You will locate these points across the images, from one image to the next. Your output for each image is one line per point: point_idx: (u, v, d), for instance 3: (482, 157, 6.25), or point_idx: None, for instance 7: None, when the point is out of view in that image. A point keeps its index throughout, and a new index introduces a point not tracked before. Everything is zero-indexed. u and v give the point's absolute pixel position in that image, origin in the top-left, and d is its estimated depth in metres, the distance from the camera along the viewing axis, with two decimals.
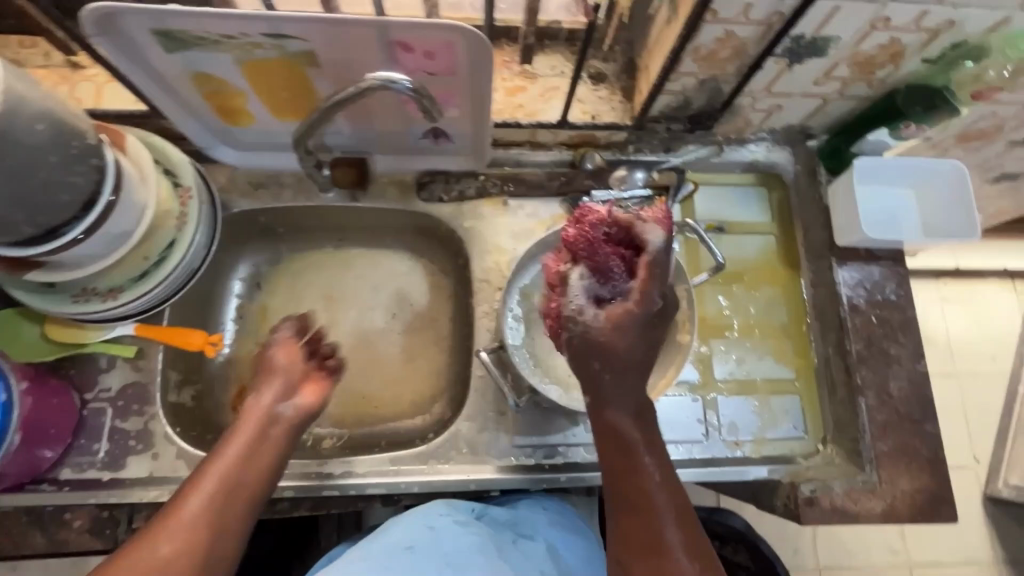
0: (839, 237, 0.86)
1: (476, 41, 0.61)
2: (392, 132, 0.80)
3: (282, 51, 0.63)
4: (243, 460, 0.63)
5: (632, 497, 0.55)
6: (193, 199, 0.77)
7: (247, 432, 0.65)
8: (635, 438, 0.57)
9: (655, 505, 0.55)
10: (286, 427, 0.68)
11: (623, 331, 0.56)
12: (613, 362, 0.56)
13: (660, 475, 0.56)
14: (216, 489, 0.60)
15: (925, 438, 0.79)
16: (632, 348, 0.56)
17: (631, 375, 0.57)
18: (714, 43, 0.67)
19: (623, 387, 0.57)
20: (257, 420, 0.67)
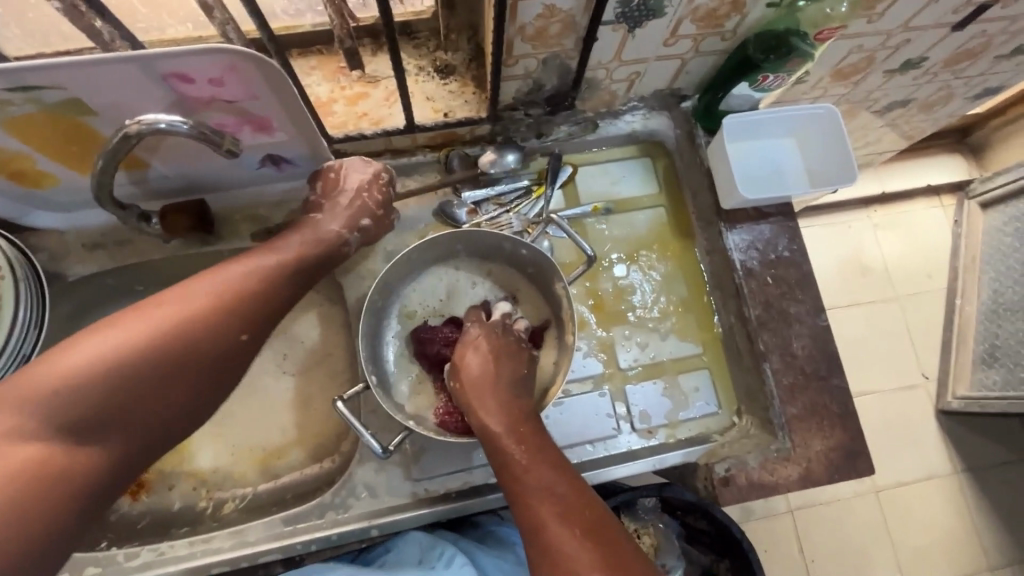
0: (724, 201, 0.81)
1: (260, 59, 0.53)
2: (224, 168, 0.72)
3: (41, 104, 0.54)
4: (299, 267, 0.66)
5: (515, 489, 0.58)
6: (7, 279, 0.67)
7: (311, 238, 0.68)
8: (506, 435, 0.61)
9: (540, 480, 0.58)
10: (337, 253, 0.70)
11: (474, 356, 0.67)
12: (472, 382, 0.65)
13: (541, 460, 0.60)
14: (260, 288, 0.62)
15: (834, 394, 0.77)
16: (494, 365, 0.66)
17: (490, 387, 0.64)
18: (538, 20, 0.61)
19: (485, 397, 0.64)
20: (328, 234, 0.69)
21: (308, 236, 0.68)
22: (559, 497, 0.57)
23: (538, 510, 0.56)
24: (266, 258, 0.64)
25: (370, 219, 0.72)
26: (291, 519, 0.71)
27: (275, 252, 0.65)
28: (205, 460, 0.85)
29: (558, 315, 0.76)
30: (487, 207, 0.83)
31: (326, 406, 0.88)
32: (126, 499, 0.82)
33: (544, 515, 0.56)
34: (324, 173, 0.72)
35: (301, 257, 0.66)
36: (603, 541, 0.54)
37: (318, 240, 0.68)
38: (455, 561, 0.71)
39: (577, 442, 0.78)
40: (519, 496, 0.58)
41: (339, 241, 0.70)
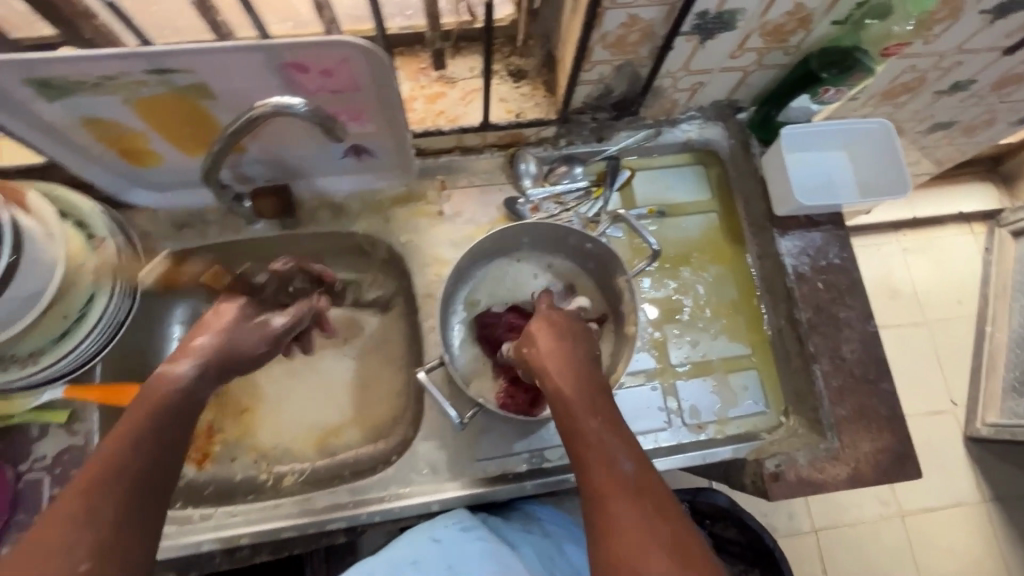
0: (776, 207, 0.84)
1: (373, 53, 0.58)
2: (312, 154, 0.77)
3: (171, 86, 0.60)
4: (133, 446, 0.51)
5: (578, 451, 0.57)
6: (110, 248, 0.74)
7: (145, 413, 0.55)
8: (574, 398, 0.60)
9: (605, 454, 0.55)
10: (184, 400, 0.58)
11: (546, 334, 0.68)
12: (542, 348, 0.66)
13: (607, 431, 0.57)
14: (82, 504, 0.46)
15: (883, 398, 0.79)
16: (566, 340, 0.67)
17: (563, 357, 0.64)
18: (620, 28, 0.66)
19: (552, 364, 0.63)
20: (166, 395, 0.57)
21: (142, 417, 0.54)
22: (623, 472, 0.54)
23: (601, 477, 0.54)
24: (87, 464, 0.49)
25: (207, 338, 0.64)
26: (356, 490, 0.75)
27: (99, 452, 0.50)
28: (266, 436, 0.89)
29: (615, 310, 0.80)
30: (548, 205, 0.87)
31: (382, 390, 0.91)
32: (193, 467, 0.85)
33: (605, 484, 0.53)
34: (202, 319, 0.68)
35: (136, 437, 0.52)
36: (665, 526, 0.50)
37: (165, 399, 0.57)
38: (472, 530, 0.71)
39: (629, 432, 0.80)
40: (581, 461, 0.56)
41: (182, 398, 0.58)
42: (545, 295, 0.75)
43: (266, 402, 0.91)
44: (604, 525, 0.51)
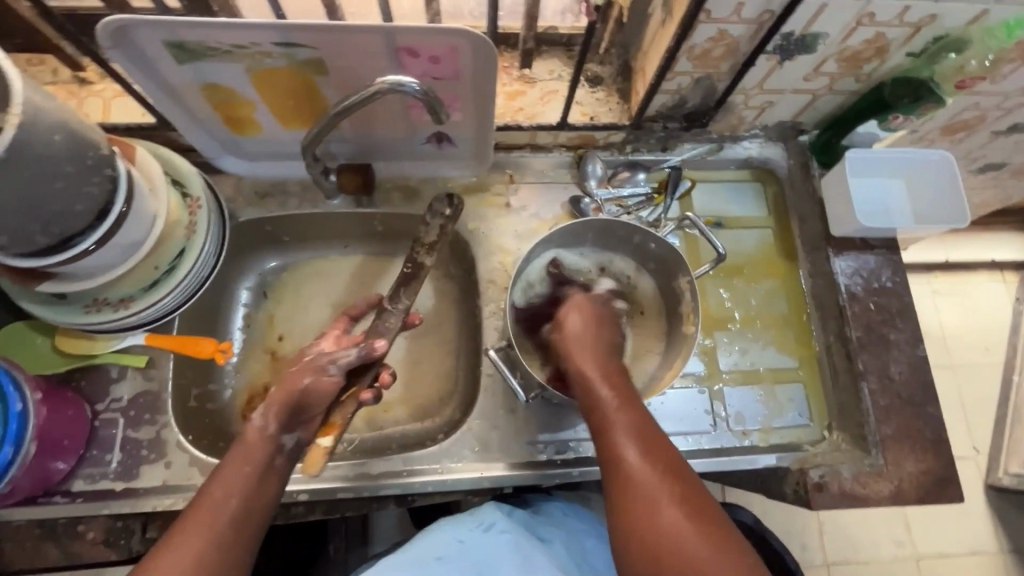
0: (834, 228, 0.88)
1: (483, 45, 0.63)
2: (398, 137, 0.81)
3: (292, 59, 0.64)
4: (210, 522, 0.54)
5: (600, 424, 0.61)
6: (202, 207, 0.77)
7: (246, 459, 0.59)
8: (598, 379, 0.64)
9: (625, 433, 0.59)
10: (260, 470, 0.59)
11: (577, 322, 0.71)
12: (570, 334, 0.69)
13: (626, 404, 0.61)
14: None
15: (928, 420, 0.81)
16: (595, 327, 0.71)
17: (588, 343, 0.68)
18: (708, 42, 0.70)
19: (580, 350, 0.67)
20: (260, 447, 0.61)
21: (239, 461, 0.59)
22: (642, 442, 0.58)
23: (621, 446, 0.58)
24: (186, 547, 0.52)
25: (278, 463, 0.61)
26: (410, 460, 0.78)
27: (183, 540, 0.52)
28: None
29: (671, 311, 0.83)
30: (610, 207, 0.89)
31: (432, 371, 0.93)
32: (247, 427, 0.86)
33: (623, 451, 0.57)
34: (246, 442, 0.61)
35: (213, 515, 0.55)
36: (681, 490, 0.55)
37: (243, 472, 0.58)
38: (495, 528, 0.75)
39: (676, 432, 0.81)
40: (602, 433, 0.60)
41: (276, 447, 0.61)
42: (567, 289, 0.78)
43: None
44: (625, 490, 0.55)
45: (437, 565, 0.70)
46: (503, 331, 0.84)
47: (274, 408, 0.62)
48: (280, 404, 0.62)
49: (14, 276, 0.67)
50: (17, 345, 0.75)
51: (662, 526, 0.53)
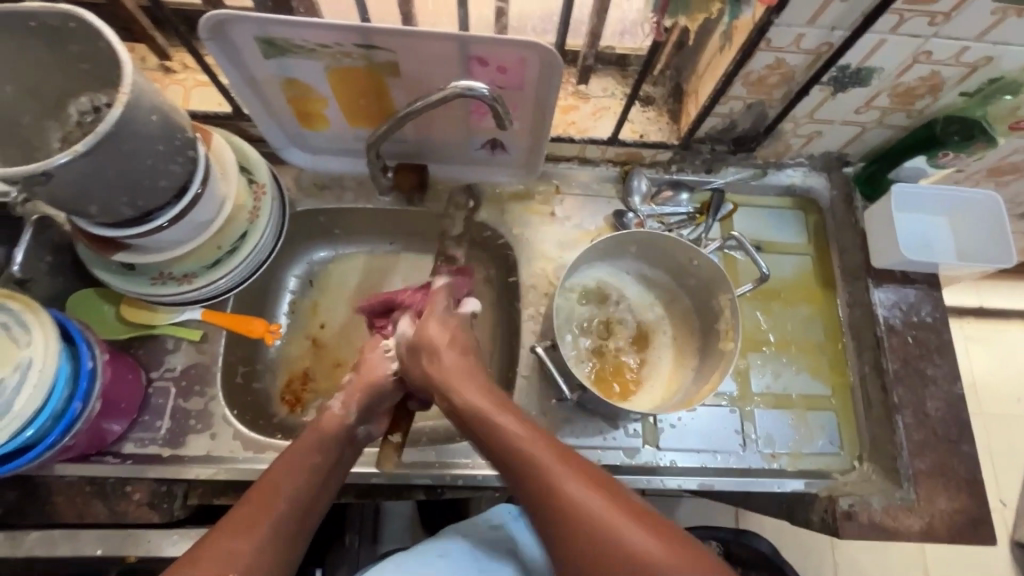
0: (876, 259, 0.88)
1: (549, 57, 0.67)
2: (455, 141, 0.85)
3: (369, 61, 0.69)
4: (268, 514, 0.58)
5: (497, 449, 0.61)
6: (266, 195, 0.80)
7: (313, 452, 0.65)
8: (482, 404, 0.65)
9: (527, 447, 0.59)
10: (332, 459, 0.66)
11: (443, 345, 0.71)
12: (447, 366, 0.69)
13: (525, 434, 0.61)
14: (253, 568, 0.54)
15: (964, 459, 0.80)
16: (450, 345, 0.71)
17: (462, 372, 0.69)
18: (765, 69, 0.73)
19: (460, 381, 0.68)
20: (336, 438, 0.67)
21: (310, 449, 0.65)
22: (547, 460, 0.58)
23: (531, 469, 0.58)
24: (244, 537, 0.55)
25: (348, 451, 0.69)
26: (443, 453, 0.80)
27: (241, 531, 0.56)
28: None
29: (707, 328, 0.85)
30: (651, 223, 0.91)
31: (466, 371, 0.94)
32: (285, 408, 0.89)
33: (536, 463, 0.58)
34: (316, 428, 0.68)
35: (278, 504, 0.59)
36: (601, 498, 0.56)
37: (313, 462, 0.64)
38: (498, 529, 0.75)
39: (707, 449, 0.82)
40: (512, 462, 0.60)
41: (348, 438, 0.69)
42: (439, 288, 0.77)
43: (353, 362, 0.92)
44: (550, 516, 0.56)
45: (443, 563, 0.68)
46: (541, 335, 0.85)
47: (349, 396, 0.71)
48: (361, 392, 0.72)
49: (93, 244, 0.71)
50: (84, 311, 0.79)
51: (597, 540, 0.53)
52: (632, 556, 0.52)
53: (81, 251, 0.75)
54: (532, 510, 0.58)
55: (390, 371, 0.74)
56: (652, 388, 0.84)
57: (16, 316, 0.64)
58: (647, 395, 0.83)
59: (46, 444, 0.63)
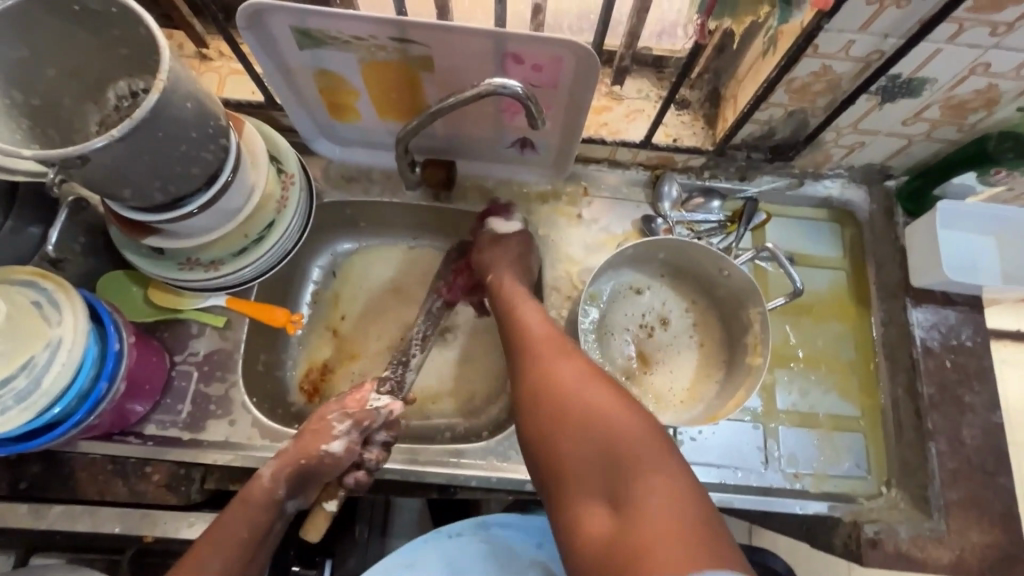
0: (915, 278, 0.85)
1: (586, 56, 0.65)
2: (484, 138, 0.84)
3: (403, 54, 0.68)
4: None
5: (505, 321, 0.76)
6: (294, 184, 0.80)
7: (240, 521, 0.67)
8: (512, 292, 0.79)
9: (521, 318, 0.74)
10: (256, 530, 0.68)
11: (505, 245, 0.84)
12: (498, 257, 0.83)
13: (527, 312, 0.75)
14: None
15: (999, 491, 0.78)
16: (516, 255, 0.83)
17: (505, 262, 0.82)
18: (810, 76, 0.71)
19: (499, 269, 0.82)
20: (264, 508, 0.69)
21: (237, 527, 0.66)
22: (532, 322, 0.73)
23: (516, 327, 0.74)
24: None
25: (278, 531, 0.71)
26: (458, 452, 0.79)
27: None
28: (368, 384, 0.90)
29: (734, 340, 0.83)
30: (680, 230, 0.88)
31: (485, 370, 0.93)
32: (303, 398, 0.90)
33: (527, 328, 0.72)
34: (243, 498, 0.68)
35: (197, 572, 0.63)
36: (557, 347, 0.68)
37: (234, 534, 0.66)
38: (478, 534, 0.76)
39: (729, 464, 0.79)
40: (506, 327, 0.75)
41: (277, 512, 0.70)
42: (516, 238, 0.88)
43: (370, 355, 0.92)
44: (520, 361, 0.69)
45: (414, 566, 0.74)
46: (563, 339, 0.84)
47: (281, 465, 0.71)
48: (290, 471, 0.70)
49: (124, 227, 0.72)
50: (114, 291, 0.80)
51: (546, 371, 0.65)
52: (569, 382, 0.63)
53: (114, 233, 0.76)
54: (511, 364, 0.71)
55: (325, 449, 0.72)
56: (673, 399, 0.82)
57: (50, 296, 0.65)
58: (669, 405, 0.82)
59: (73, 422, 0.65)
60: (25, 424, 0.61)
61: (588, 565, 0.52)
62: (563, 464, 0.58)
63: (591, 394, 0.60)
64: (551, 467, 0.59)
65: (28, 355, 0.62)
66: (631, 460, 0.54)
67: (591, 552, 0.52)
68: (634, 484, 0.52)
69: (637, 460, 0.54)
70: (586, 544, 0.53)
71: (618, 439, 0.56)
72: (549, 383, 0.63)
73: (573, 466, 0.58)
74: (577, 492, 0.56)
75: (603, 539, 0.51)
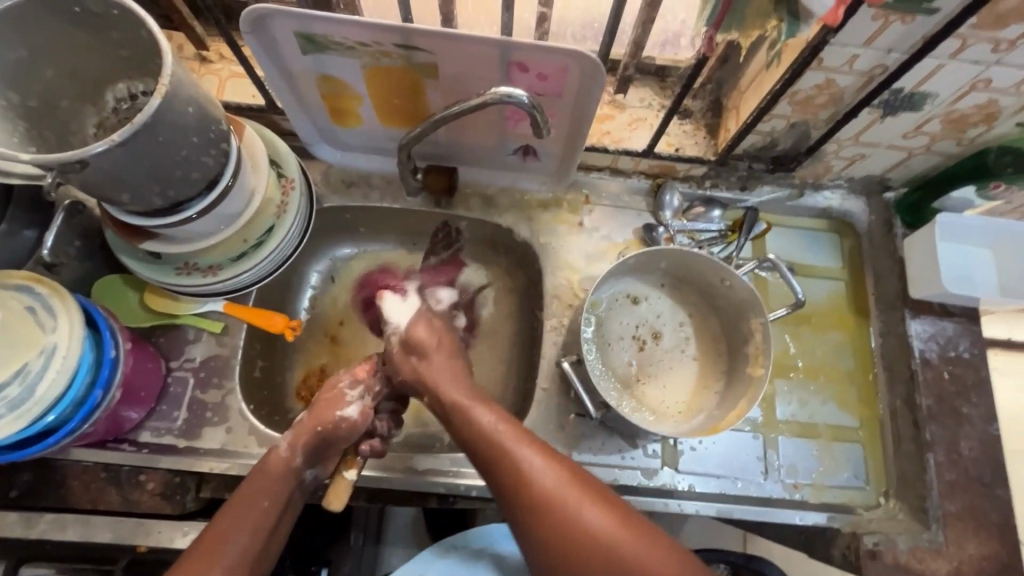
0: (914, 289, 0.85)
1: (592, 65, 0.65)
2: (486, 145, 0.84)
3: (407, 61, 0.67)
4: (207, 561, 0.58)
5: (474, 436, 0.65)
6: (294, 189, 0.79)
7: (261, 490, 0.64)
8: (474, 404, 0.68)
9: (502, 442, 0.63)
10: (278, 495, 0.65)
11: (432, 334, 0.76)
12: (429, 363, 0.73)
13: (506, 430, 0.64)
14: None
15: (995, 503, 0.79)
16: (437, 335, 0.76)
17: (439, 369, 0.72)
18: (813, 89, 0.71)
19: (438, 379, 0.71)
20: (283, 478, 0.66)
21: (260, 494, 0.64)
22: (517, 448, 0.62)
23: (499, 455, 0.62)
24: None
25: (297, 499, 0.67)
26: (457, 461, 0.79)
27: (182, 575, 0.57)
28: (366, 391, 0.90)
29: (735, 349, 0.83)
30: (681, 238, 0.88)
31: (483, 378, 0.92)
32: (300, 404, 0.89)
33: (517, 457, 0.62)
34: (262, 468, 0.66)
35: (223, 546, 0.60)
36: (570, 486, 0.60)
37: (257, 497, 0.63)
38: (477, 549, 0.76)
39: (727, 474, 0.79)
40: (487, 448, 0.64)
41: (297, 480, 0.67)
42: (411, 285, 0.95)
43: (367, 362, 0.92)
44: (527, 508, 0.60)
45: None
46: (563, 348, 0.84)
47: (297, 433, 0.68)
48: (308, 440, 0.67)
49: (121, 231, 0.71)
50: (109, 295, 0.79)
51: (570, 525, 0.58)
52: (602, 537, 0.57)
53: (109, 237, 0.75)
54: (504, 499, 0.62)
55: (343, 412, 0.70)
56: (673, 410, 0.82)
57: (45, 301, 0.63)
58: (669, 414, 0.81)
59: (67, 430, 0.63)
60: (18, 432, 0.59)
61: None
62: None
63: (626, 546, 0.57)
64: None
65: (22, 361, 0.61)
66: None
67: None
68: None
69: None
70: None
71: None
72: (578, 540, 0.57)
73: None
74: None
75: None
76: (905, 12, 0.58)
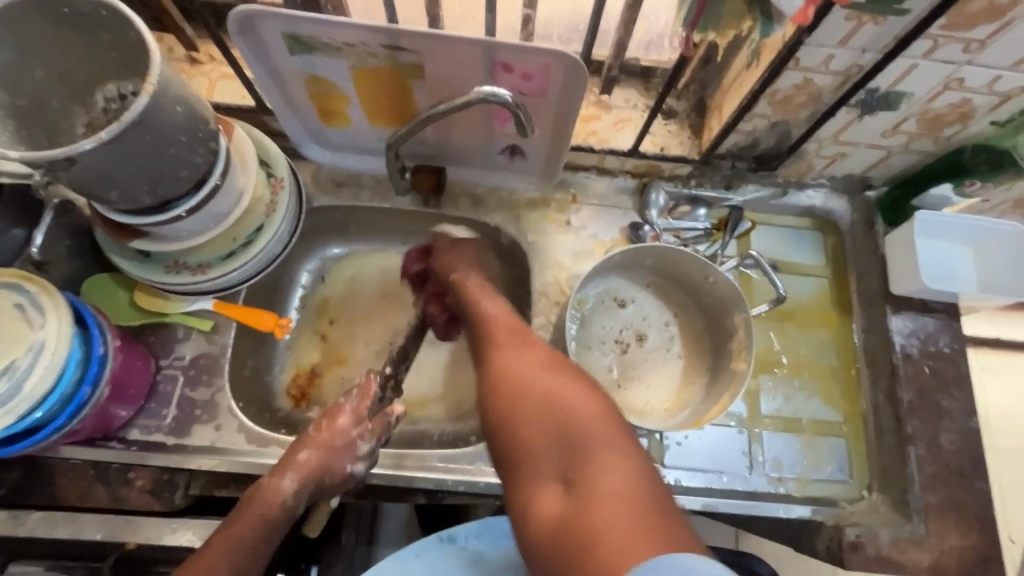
0: (894, 285, 0.87)
1: (575, 66, 0.66)
2: (474, 145, 0.85)
3: (394, 62, 0.69)
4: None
5: (461, 302, 0.75)
6: (284, 188, 0.79)
7: (255, 523, 0.65)
8: (470, 279, 0.76)
9: (479, 302, 0.72)
10: (268, 533, 0.66)
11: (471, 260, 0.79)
12: (460, 259, 0.79)
13: (487, 297, 0.73)
14: None
15: (976, 495, 0.80)
16: (476, 260, 0.79)
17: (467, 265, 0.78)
18: (792, 88, 0.72)
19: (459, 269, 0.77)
20: (279, 517, 0.67)
21: (256, 536, 0.64)
22: (491, 309, 0.70)
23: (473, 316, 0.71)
24: None
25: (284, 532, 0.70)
26: (445, 457, 0.79)
27: None
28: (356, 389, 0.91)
29: (719, 346, 0.84)
30: (667, 237, 0.90)
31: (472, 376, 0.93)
32: (289, 403, 0.89)
33: (485, 313, 0.70)
34: (261, 501, 0.66)
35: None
36: (516, 335, 0.65)
37: (255, 536, 0.64)
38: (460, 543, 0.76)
39: (712, 468, 0.80)
40: (469, 312, 0.72)
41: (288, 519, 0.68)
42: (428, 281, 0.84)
43: (358, 360, 0.92)
44: (481, 347, 0.67)
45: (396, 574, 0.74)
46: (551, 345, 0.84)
47: (303, 480, 0.68)
48: (309, 483, 0.68)
49: (111, 230, 0.71)
50: (99, 294, 0.80)
51: (502, 359, 0.62)
52: (524, 370, 0.60)
53: (98, 236, 0.76)
54: (472, 350, 0.69)
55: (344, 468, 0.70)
56: (659, 406, 0.83)
57: (33, 298, 0.64)
58: (655, 410, 0.83)
59: (55, 426, 0.64)
60: (6, 428, 0.60)
61: (537, 547, 0.50)
62: (522, 452, 0.55)
63: (548, 379, 0.58)
64: (505, 456, 0.57)
65: (11, 358, 0.61)
66: (586, 448, 0.52)
67: (545, 539, 0.50)
68: (590, 471, 0.50)
69: (596, 446, 0.52)
70: (540, 532, 0.51)
71: (577, 427, 0.53)
72: (502, 371, 0.61)
73: (527, 454, 0.55)
74: (532, 483, 0.54)
75: (554, 526, 0.49)
76: (876, 13, 0.60)
